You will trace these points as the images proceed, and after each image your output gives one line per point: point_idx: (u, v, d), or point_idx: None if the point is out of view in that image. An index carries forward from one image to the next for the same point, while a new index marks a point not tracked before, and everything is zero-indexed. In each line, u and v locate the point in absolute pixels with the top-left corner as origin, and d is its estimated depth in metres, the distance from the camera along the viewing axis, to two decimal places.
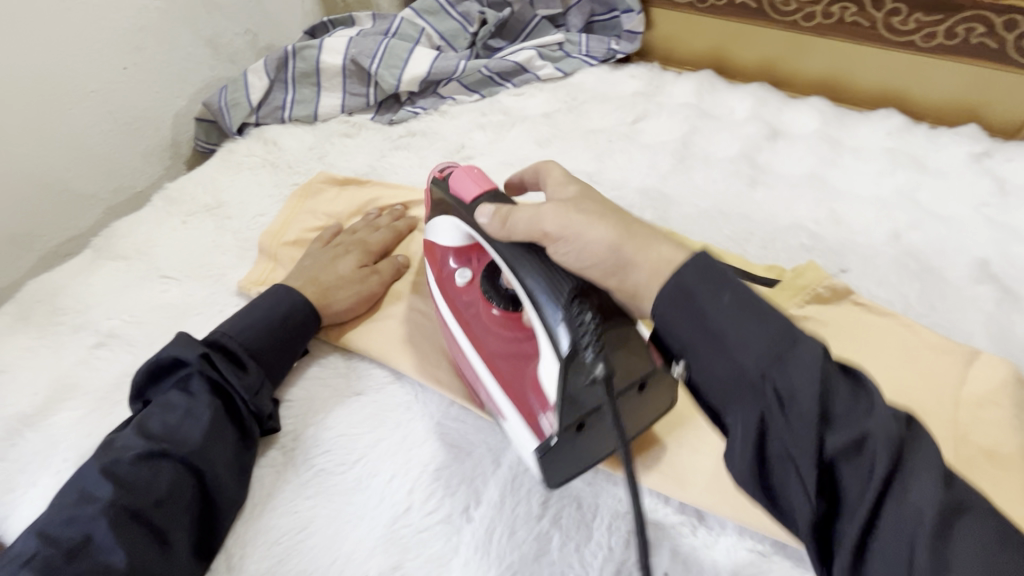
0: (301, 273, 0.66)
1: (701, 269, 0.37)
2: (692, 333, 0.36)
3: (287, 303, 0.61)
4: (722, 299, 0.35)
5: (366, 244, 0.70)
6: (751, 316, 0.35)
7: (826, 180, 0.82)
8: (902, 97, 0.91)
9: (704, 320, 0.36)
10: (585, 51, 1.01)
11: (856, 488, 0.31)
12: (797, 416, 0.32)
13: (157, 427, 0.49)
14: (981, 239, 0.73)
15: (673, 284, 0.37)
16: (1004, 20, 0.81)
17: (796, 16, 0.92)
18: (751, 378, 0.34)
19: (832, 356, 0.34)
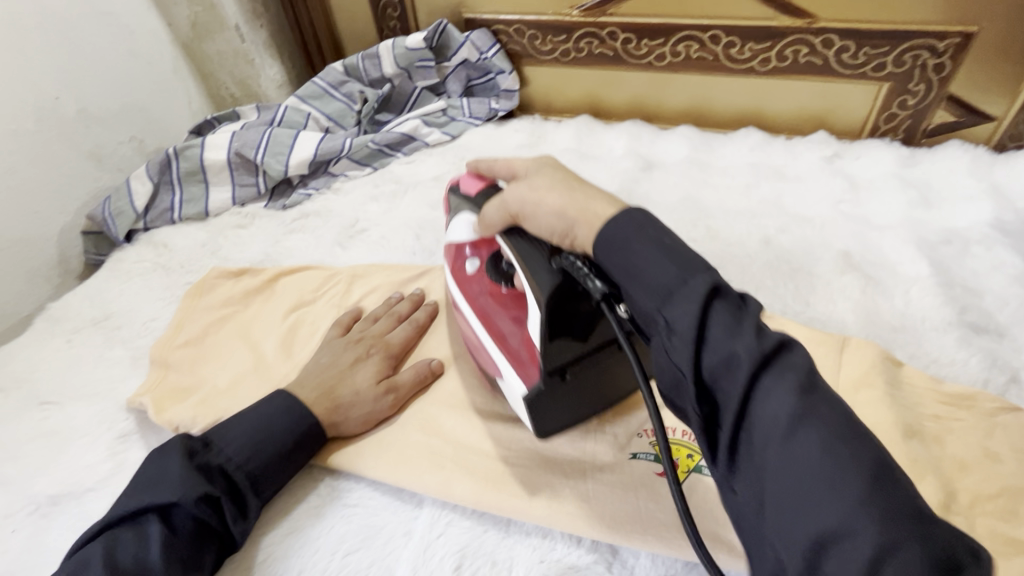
0: (315, 380, 0.60)
1: (628, 222, 0.41)
2: (618, 263, 0.41)
3: (298, 425, 0.56)
4: (641, 242, 0.40)
5: (388, 346, 0.65)
6: (671, 257, 0.39)
7: (701, 200, 0.88)
8: (758, 116, 1.01)
9: (628, 259, 0.40)
10: (468, 114, 1.06)
11: (724, 406, 0.35)
12: (677, 335, 0.36)
13: (125, 560, 0.44)
14: (842, 233, 0.80)
15: (609, 230, 0.41)
16: (822, 40, 0.89)
17: (650, 58, 0.99)
18: (743, 404, 0.35)
19: (723, 288, 0.37)
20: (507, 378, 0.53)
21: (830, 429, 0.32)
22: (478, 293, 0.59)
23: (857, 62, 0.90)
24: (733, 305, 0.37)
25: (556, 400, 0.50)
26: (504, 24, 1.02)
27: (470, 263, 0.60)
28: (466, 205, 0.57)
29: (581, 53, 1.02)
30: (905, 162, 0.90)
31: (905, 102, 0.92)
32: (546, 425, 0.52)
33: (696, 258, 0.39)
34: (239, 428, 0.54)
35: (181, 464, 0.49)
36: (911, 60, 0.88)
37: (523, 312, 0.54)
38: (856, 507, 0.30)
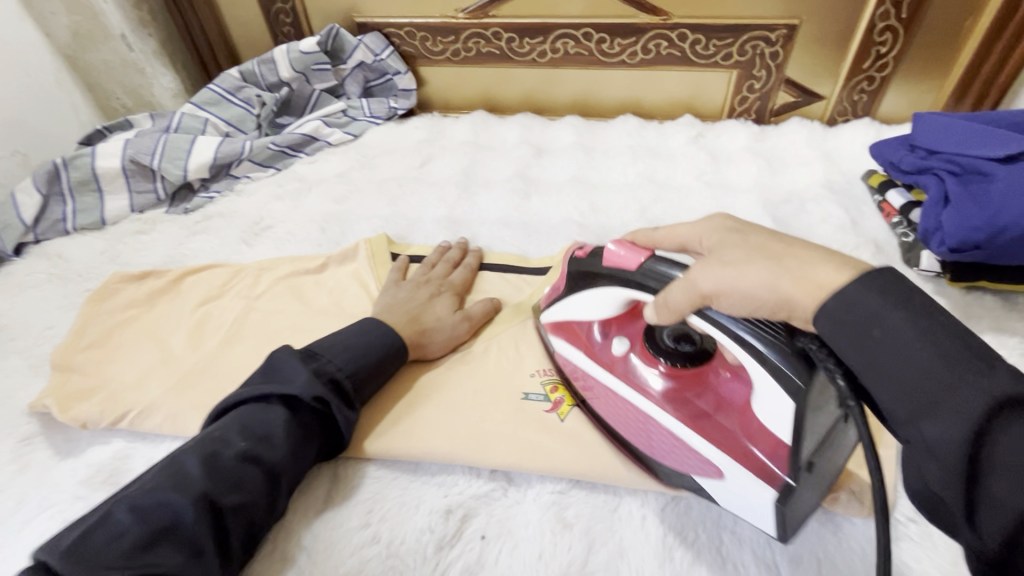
0: (400, 307, 0.69)
1: (872, 286, 0.35)
2: (855, 345, 0.35)
3: (391, 342, 0.63)
4: (898, 314, 0.33)
5: (451, 287, 0.74)
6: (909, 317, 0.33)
7: (586, 179, 0.97)
8: (635, 104, 1.12)
9: (869, 337, 0.34)
10: (369, 113, 1.11)
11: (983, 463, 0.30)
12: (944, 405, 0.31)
13: (256, 429, 0.51)
14: (703, 200, 0.91)
15: (839, 304, 0.35)
16: (677, 34, 1.01)
17: (533, 55, 1.08)
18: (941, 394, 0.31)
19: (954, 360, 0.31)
20: (733, 480, 0.48)
21: (972, 423, 0.30)
22: (632, 375, 0.56)
23: (708, 52, 1.03)
24: (930, 317, 0.33)
25: (728, 458, 0.48)
26: (395, 28, 1.08)
27: (617, 344, 0.58)
28: (622, 278, 0.51)
29: (470, 53, 1.09)
30: (756, 138, 1.04)
31: (752, 86, 1.06)
32: (728, 501, 0.49)
33: (839, 268, 0.37)
34: (345, 343, 0.60)
35: (299, 364, 0.55)
36: (752, 50, 1.01)
37: (661, 365, 0.54)
38: (972, 378, 0.30)
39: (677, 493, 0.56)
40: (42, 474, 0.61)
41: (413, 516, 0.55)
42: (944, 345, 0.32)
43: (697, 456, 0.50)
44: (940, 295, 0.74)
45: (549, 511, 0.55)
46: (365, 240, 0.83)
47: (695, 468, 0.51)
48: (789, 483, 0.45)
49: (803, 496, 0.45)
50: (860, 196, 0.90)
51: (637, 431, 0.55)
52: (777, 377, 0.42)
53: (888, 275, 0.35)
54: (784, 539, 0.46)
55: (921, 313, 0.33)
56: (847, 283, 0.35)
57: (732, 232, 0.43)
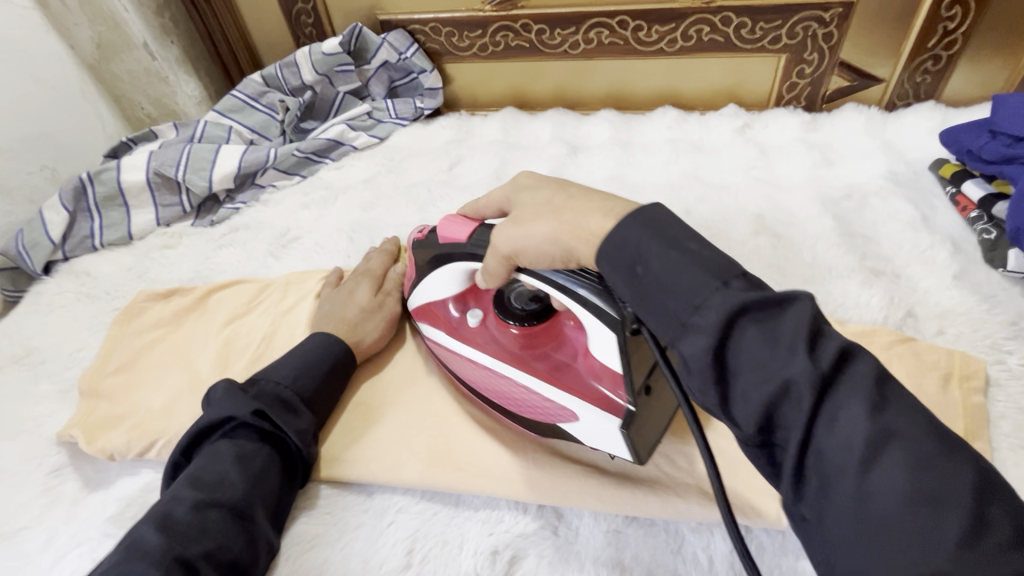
0: (331, 314, 0.67)
1: (643, 224, 0.38)
2: (637, 281, 0.37)
3: (334, 348, 0.62)
4: (661, 251, 0.36)
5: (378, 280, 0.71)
6: (696, 263, 0.35)
7: (624, 178, 0.92)
8: (674, 95, 1.05)
9: (644, 276, 0.36)
10: (394, 115, 1.07)
11: (794, 414, 0.30)
12: (754, 365, 0.32)
13: (207, 476, 0.48)
14: (754, 197, 0.85)
15: (617, 232, 0.38)
16: (721, 18, 0.94)
17: (565, 47, 1.02)
18: (771, 375, 0.31)
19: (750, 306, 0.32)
20: (583, 415, 0.50)
21: (867, 398, 0.30)
22: (488, 342, 0.57)
23: (755, 36, 0.95)
24: (716, 266, 0.34)
25: (580, 402, 0.50)
26: (420, 24, 1.03)
27: (471, 317, 0.59)
28: (456, 251, 0.52)
29: (498, 47, 1.04)
30: (807, 127, 0.96)
31: (803, 71, 0.98)
32: (587, 439, 0.51)
33: (608, 215, 0.40)
34: (280, 363, 0.59)
35: (230, 391, 0.53)
36: (803, 31, 0.94)
37: (511, 327, 0.57)
38: (751, 318, 0.32)
39: (749, 530, 0.51)
40: (72, 507, 0.59)
41: (459, 557, 0.51)
42: (707, 257, 0.35)
43: (551, 403, 0.52)
44: None
45: (603, 552, 0.51)
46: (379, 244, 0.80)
47: (556, 416, 0.53)
48: (630, 410, 0.47)
49: (643, 423, 0.48)
50: (929, 188, 0.83)
51: (510, 393, 0.56)
52: (599, 315, 0.45)
53: (656, 211, 0.38)
54: (638, 461, 0.49)
55: (680, 242, 0.36)
56: (623, 220, 0.38)
57: (535, 181, 0.47)
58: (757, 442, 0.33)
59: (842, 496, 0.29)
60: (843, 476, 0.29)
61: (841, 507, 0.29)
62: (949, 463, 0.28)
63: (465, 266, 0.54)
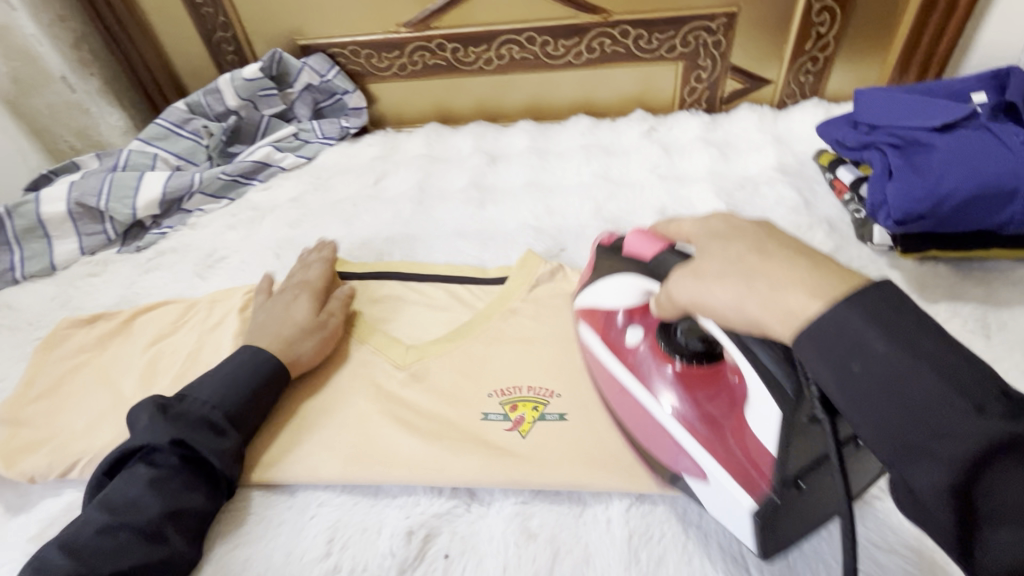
0: (351, 435, 0.62)
1: (858, 295, 0.34)
2: (833, 352, 0.34)
3: (268, 373, 0.63)
4: (858, 315, 0.33)
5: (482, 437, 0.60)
6: (885, 328, 0.33)
7: (541, 183, 0.97)
8: (587, 103, 1.12)
9: (838, 344, 0.33)
10: (321, 135, 1.10)
11: (982, 489, 0.30)
12: (935, 429, 0.30)
13: (118, 499, 0.51)
14: (658, 193, 0.91)
15: (820, 316, 0.34)
16: (619, 31, 1.01)
17: (479, 63, 1.08)
18: (949, 438, 0.30)
19: (950, 371, 0.31)
20: (716, 480, 0.46)
21: None
22: (642, 367, 0.54)
23: (652, 46, 1.03)
24: (911, 335, 0.32)
25: (720, 468, 0.45)
26: (339, 47, 1.07)
27: (631, 334, 0.56)
28: (638, 267, 0.54)
29: (417, 66, 1.09)
30: (707, 127, 1.04)
31: (700, 76, 1.07)
32: (713, 505, 0.48)
33: (814, 295, 0.35)
34: (212, 394, 0.59)
35: (148, 422, 0.55)
36: (694, 40, 1.02)
37: (672, 364, 0.51)
38: (950, 400, 0.30)
39: (643, 491, 0.55)
40: None
41: (377, 540, 0.54)
42: (902, 324, 0.33)
43: (681, 449, 0.49)
44: (893, 268, 0.74)
45: (512, 523, 0.54)
46: (308, 253, 0.84)
47: (684, 467, 0.49)
48: (772, 500, 0.42)
49: (785, 519, 0.43)
50: (811, 176, 0.91)
51: (638, 426, 0.54)
52: (768, 387, 0.41)
53: (875, 290, 0.34)
54: (763, 555, 0.46)
55: (880, 312, 0.33)
56: (840, 304, 0.34)
57: (730, 231, 0.42)
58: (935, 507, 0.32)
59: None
60: None
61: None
62: None
63: (643, 284, 0.53)
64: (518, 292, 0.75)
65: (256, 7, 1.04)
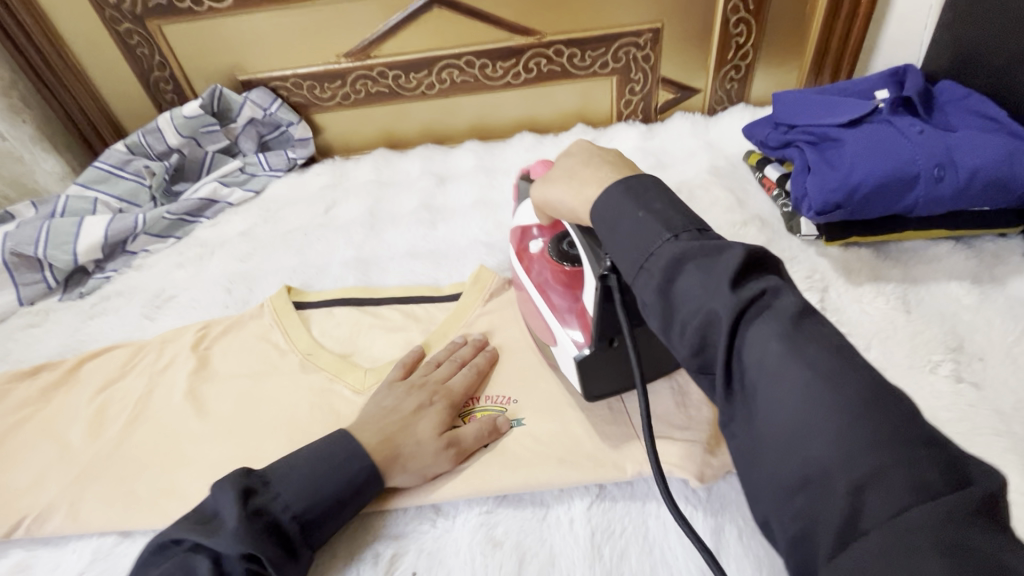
0: (376, 426, 0.56)
1: (626, 189, 0.43)
2: (608, 232, 0.43)
3: (359, 483, 0.53)
4: (650, 202, 0.42)
5: (450, 394, 0.61)
6: (657, 216, 0.41)
7: (489, 200, 0.99)
8: (530, 120, 1.16)
9: (616, 228, 0.42)
10: (268, 167, 1.10)
11: (721, 343, 0.35)
12: (686, 292, 0.37)
13: None
14: None
15: (602, 202, 0.44)
16: (553, 50, 1.06)
17: (422, 88, 1.10)
18: (702, 305, 0.36)
19: (699, 248, 0.38)
20: (562, 343, 0.59)
21: (781, 323, 0.33)
22: (538, 274, 0.63)
23: (586, 63, 1.08)
24: (670, 220, 0.40)
25: (562, 331, 0.58)
26: (281, 80, 1.08)
27: (534, 243, 0.66)
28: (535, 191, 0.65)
29: (360, 95, 1.11)
30: (645, 137, 1.09)
31: (634, 89, 1.12)
32: (562, 364, 0.61)
33: (605, 184, 0.46)
34: (355, 446, 0.54)
35: (237, 525, 0.46)
36: (625, 55, 1.07)
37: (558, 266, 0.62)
38: (704, 266, 0.37)
39: (602, 489, 0.57)
40: None
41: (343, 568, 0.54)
42: (670, 209, 0.41)
43: (545, 326, 0.62)
44: (822, 257, 0.79)
45: (477, 533, 0.55)
46: (267, 299, 0.83)
47: (548, 338, 0.62)
48: (585, 354, 0.55)
49: (598, 364, 0.56)
50: (744, 176, 0.96)
51: (535, 320, 0.66)
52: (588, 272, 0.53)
53: (638, 180, 0.44)
54: (587, 396, 0.59)
55: (646, 203, 0.42)
56: (609, 186, 0.44)
57: (585, 151, 0.52)
58: (697, 368, 0.37)
59: (758, 416, 0.33)
60: (764, 394, 0.33)
61: (759, 426, 0.33)
62: (856, 375, 0.31)
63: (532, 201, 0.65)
64: (473, 307, 0.76)
65: (193, 45, 1.04)
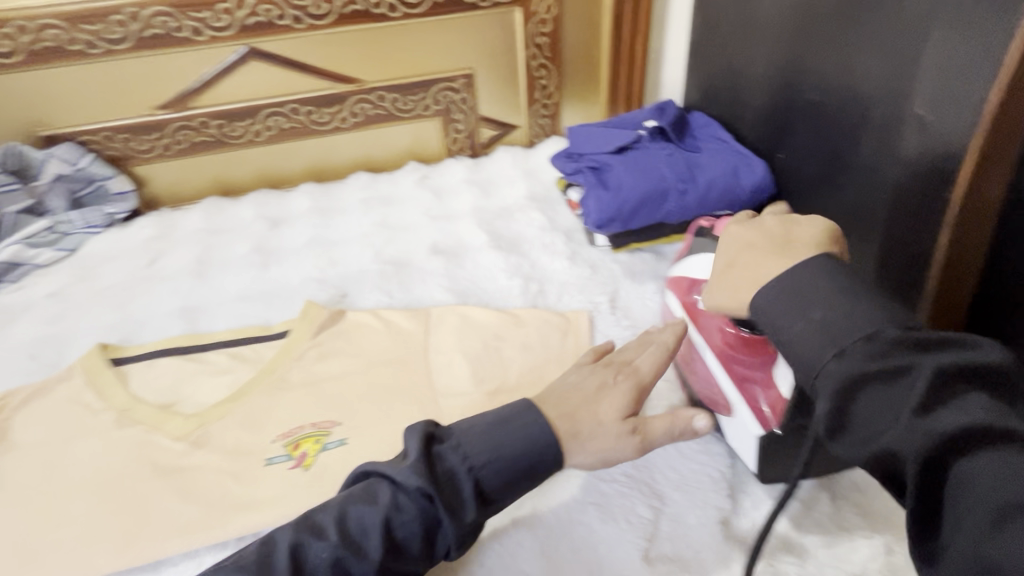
0: (557, 398, 0.54)
1: (813, 270, 0.44)
2: (774, 317, 0.44)
3: (512, 478, 0.48)
4: (805, 292, 0.43)
5: (638, 374, 0.56)
6: (815, 286, 0.43)
7: (324, 238, 1.03)
8: (364, 161, 1.22)
9: (795, 304, 0.43)
10: (84, 224, 1.04)
11: (878, 428, 0.38)
12: (852, 370, 0.39)
13: (336, 536, 0.46)
14: (430, 231, 1.02)
15: (779, 279, 0.45)
16: (375, 96, 1.13)
17: (249, 136, 1.12)
18: (862, 379, 0.38)
19: (868, 330, 0.40)
20: (745, 422, 0.58)
21: (953, 410, 0.35)
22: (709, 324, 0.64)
23: (409, 107, 1.17)
24: (858, 315, 0.41)
25: (749, 412, 0.58)
26: (91, 134, 1.05)
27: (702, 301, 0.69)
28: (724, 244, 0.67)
29: (184, 144, 1.10)
30: (471, 170, 1.19)
31: (458, 128, 1.23)
32: (732, 432, 0.62)
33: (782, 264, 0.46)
34: (539, 426, 0.50)
35: (417, 464, 0.46)
36: (444, 98, 1.18)
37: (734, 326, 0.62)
38: (850, 347, 0.40)
39: None
40: None
41: None
42: (844, 297, 0.42)
43: (721, 396, 0.62)
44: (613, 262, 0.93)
45: None
46: (78, 358, 0.79)
47: (722, 409, 0.63)
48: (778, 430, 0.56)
49: (784, 441, 0.57)
50: (554, 199, 1.09)
51: (696, 369, 0.66)
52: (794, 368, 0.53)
53: (817, 262, 0.45)
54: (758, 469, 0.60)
55: (831, 293, 0.43)
56: (810, 258, 0.45)
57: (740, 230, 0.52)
58: (837, 443, 0.40)
59: (927, 500, 0.36)
60: (926, 483, 0.36)
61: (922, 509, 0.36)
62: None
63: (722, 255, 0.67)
64: (301, 342, 0.79)
65: None
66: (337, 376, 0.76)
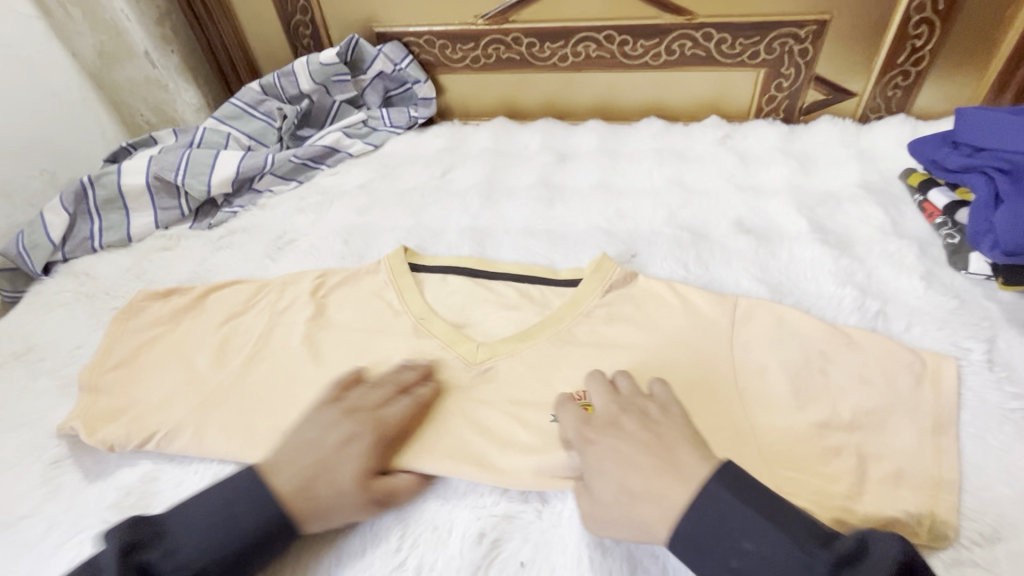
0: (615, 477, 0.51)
1: (724, 482, 0.46)
2: (715, 535, 0.44)
3: None
4: (711, 497, 0.46)
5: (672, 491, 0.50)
6: (763, 519, 0.44)
7: (611, 185, 0.95)
8: (659, 106, 1.09)
9: (721, 522, 0.44)
10: (389, 123, 1.10)
11: None
12: None
13: None
14: (734, 203, 0.88)
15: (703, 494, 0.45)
16: (701, 33, 0.98)
17: (554, 60, 1.06)
18: None
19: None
20: None
21: None
22: None
23: (734, 51, 1.00)
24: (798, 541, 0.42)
25: None
26: (414, 36, 1.07)
27: None
28: None
29: (490, 59, 1.08)
30: (785, 138, 1.00)
31: (781, 85, 1.03)
32: None
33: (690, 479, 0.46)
34: (256, 493, 0.52)
35: None
36: (780, 47, 0.99)
37: None
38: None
39: None
40: (74, 496, 0.61)
41: (447, 541, 0.55)
42: (775, 526, 0.43)
43: None
44: (990, 300, 0.70)
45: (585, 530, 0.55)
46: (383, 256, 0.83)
47: None
48: None
49: None
50: (898, 196, 0.87)
51: None
52: None
53: (727, 466, 0.47)
54: None
55: (767, 513, 0.44)
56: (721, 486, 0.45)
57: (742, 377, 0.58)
58: None
59: None
60: None
61: None
62: None
63: None
64: (590, 296, 0.72)
65: None
66: (628, 345, 0.67)
